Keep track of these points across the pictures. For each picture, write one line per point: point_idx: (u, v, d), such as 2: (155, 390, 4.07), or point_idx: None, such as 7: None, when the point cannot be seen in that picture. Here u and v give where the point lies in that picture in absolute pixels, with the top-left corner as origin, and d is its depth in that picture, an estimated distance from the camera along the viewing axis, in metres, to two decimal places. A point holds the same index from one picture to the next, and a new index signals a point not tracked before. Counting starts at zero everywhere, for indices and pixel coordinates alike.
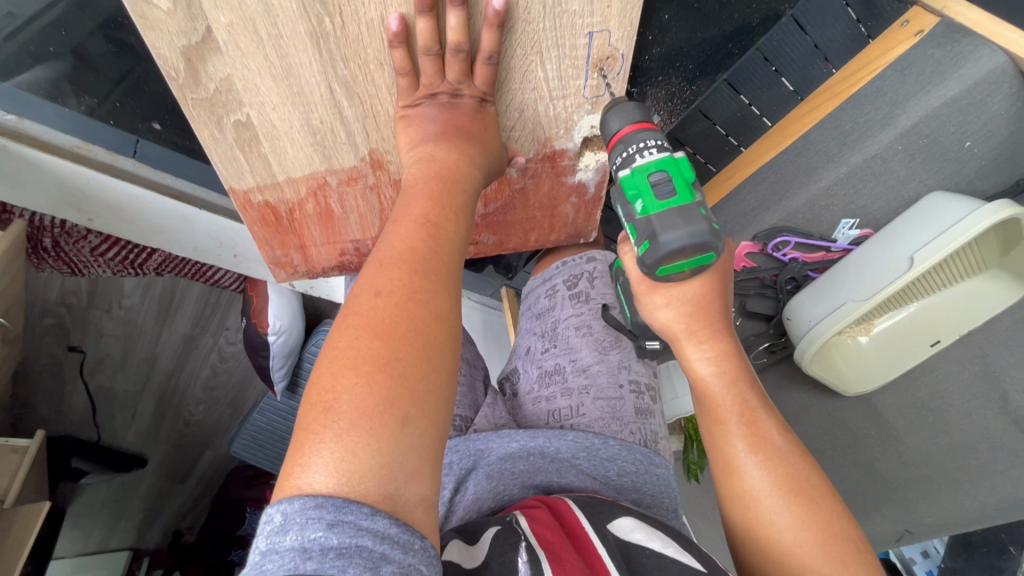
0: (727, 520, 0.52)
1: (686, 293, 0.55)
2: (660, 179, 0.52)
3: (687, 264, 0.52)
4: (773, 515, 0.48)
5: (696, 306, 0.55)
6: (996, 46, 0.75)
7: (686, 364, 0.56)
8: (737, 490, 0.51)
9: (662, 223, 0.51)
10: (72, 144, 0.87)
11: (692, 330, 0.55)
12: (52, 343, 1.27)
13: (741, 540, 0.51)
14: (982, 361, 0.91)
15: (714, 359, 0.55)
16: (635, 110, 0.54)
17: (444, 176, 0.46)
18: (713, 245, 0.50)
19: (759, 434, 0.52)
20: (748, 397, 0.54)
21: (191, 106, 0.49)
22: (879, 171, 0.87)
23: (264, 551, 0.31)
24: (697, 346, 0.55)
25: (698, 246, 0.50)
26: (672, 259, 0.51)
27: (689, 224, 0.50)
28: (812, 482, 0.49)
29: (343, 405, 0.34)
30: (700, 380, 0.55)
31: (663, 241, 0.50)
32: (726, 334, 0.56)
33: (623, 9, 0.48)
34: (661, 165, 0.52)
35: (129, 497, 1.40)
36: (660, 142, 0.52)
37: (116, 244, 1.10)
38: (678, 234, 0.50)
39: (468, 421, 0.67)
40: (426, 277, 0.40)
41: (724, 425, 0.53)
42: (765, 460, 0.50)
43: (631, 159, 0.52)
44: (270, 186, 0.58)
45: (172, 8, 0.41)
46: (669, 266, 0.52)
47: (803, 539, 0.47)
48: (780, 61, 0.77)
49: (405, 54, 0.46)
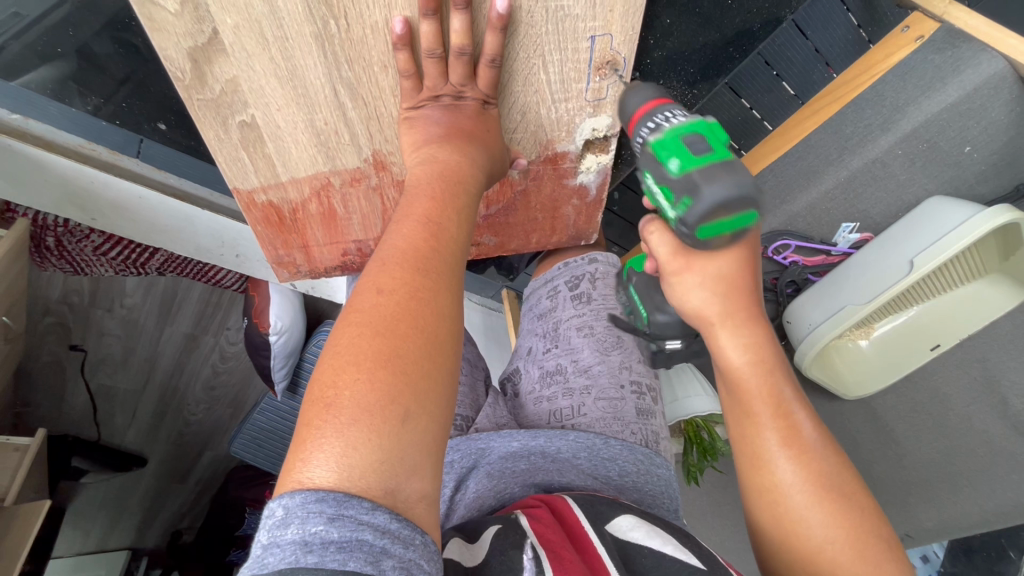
0: (753, 514, 0.52)
1: (718, 269, 0.54)
2: (694, 139, 0.51)
3: (727, 222, 0.50)
4: (804, 511, 0.48)
5: (728, 286, 0.54)
6: (996, 52, 0.76)
7: (716, 348, 0.55)
8: (767, 485, 0.51)
9: (704, 176, 0.49)
10: (76, 144, 0.88)
11: (726, 313, 0.54)
12: (54, 342, 1.27)
13: (767, 535, 0.51)
14: (981, 366, 0.91)
15: (747, 345, 0.53)
16: (653, 88, 0.54)
17: (445, 176, 0.46)
18: (754, 199, 0.49)
19: (791, 426, 0.51)
20: (779, 387, 0.53)
21: (197, 107, 0.49)
22: (879, 175, 0.87)
23: (265, 544, 0.31)
24: (731, 330, 0.54)
25: (742, 198, 0.49)
26: (714, 215, 0.49)
27: (732, 175, 0.49)
28: (843, 478, 0.49)
29: (344, 401, 0.34)
30: (732, 367, 0.54)
31: (706, 192, 0.48)
32: (758, 319, 0.55)
33: (624, 14, 0.48)
34: (692, 128, 0.52)
35: (128, 497, 1.40)
36: (686, 111, 0.53)
37: (119, 243, 1.10)
38: (722, 185, 0.49)
39: (470, 420, 0.67)
40: (428, 276, 0.40)
41: (755, 416, 0.52)
42: (797, 455, 0.50)
43: (659, 127, 0.52)
44: (274, 186, 0.58)
45: (180, 10, 0.42)
46: (710, 226, 0.50)
47: (837, 536, 0.47)
48: (781, 66, 0.78)
49: (408, 56, 0.47)
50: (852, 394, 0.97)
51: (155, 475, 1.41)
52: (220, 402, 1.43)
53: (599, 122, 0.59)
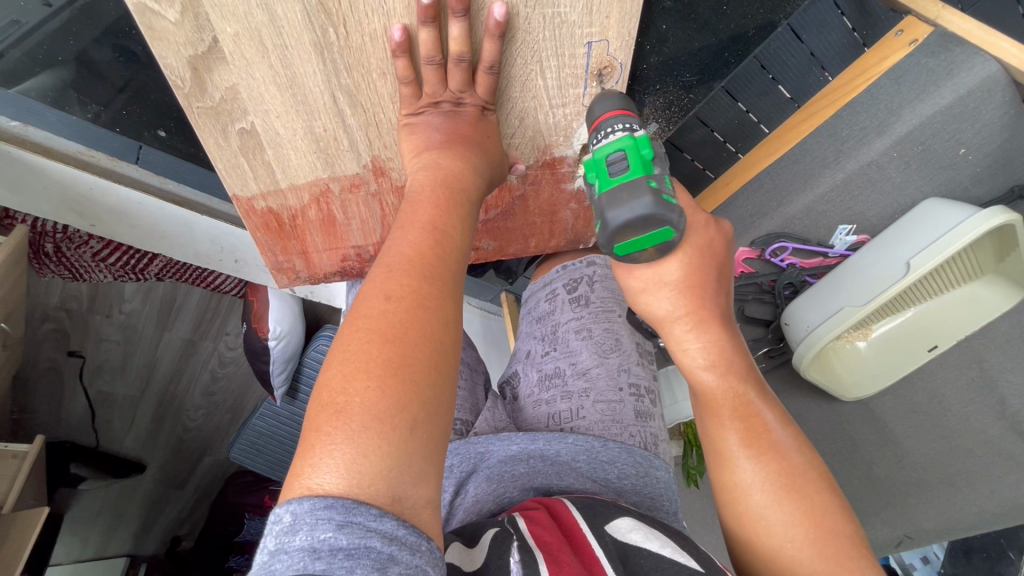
0: (721, 514, 0.53)
1: (666, 274, 0.54)
2: (615, 158, 0.50)
3: (640, 241, 0.50)
4: (763, 510, 0.49)
5: (686, 287, 0.55)
6: (990, 55, 0.77)
7: (679, 356, 0.56)
8: (730, 484, 0.52)
9: (609, 201, 0.50)
10: (76, 150, 0.88)
11: (683, 314, 0.55)
12: (52, 349, 1.28)
13: (734, 533, 0.52)
14: (979, 366, 0.92)
15: (705, 347, 0.55)
16: (619, 98, 0.54)
17: (448, 184, 0.47)
18: (660, 219, 0.48)
19: (753, 427, 0.53)
20: (741, 389, 0.54)
21: (197, 115, 0.49)
22: (875, 177, 0.88)
23: (273, 550, 0.31)
24: (687, 334, 0.55)
25: (645, 219, 0.48)
26: (622, 235, 0.50)
27: (634, 197, 0.48)
28: (807, 477, 0.50)
29: (355, 408, 0.35)
30: (692, 370, 0.56)
31: (609, 217, 0.49)
32: (716, 321, 0.55)
33: (621, 19, 0.49)
34: (620, 145, 0.51)
35: (127, 504, 1.39)
36: (629, 125, 0.51)
37: (118, 249, 1.11)
38: (621, 209, 0.48)
39: (469, 425, 0.68)
40: (434, 283, 0.40)
41: (718, 417, 0.54)
42: (758, 454, 0.51)
43: (593, 145, 0.53)
44: (273, 192, 0.59)
45: (180, 19, 0.42)
46: (623, 244, 0.50)
47: (795, 535, 0.48)
48: (776, 69, 0.78)
49: (407, 63, 0.47)
50: (851, 395, 0.98)
51: (154, 482, 1.41)
52: (220, 408, 1.43)
53: None
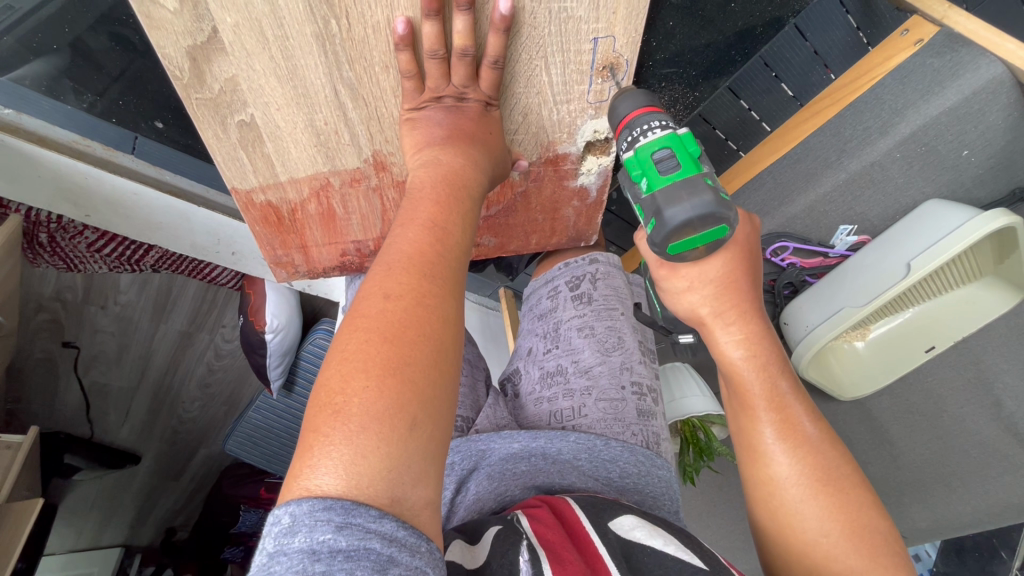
0: (751, 507, 0.53)
1: (708, 272, 0.53)
2: (664, 155, 0.51)
3: (696, 239, 0.50)
4: (799, 505, 0.49)
5: (721, 286, 0.53)
6: (994, 56, 0.76)
7: (713, 345, 0.55)
8: (763, 478, 0.52)
9: (666, 198, 0.50)
10: (70, 139, 0.86)
11: (719, 311, 0.54)
12: (47, 339, 1.27)
13: (763, 528, 0.52)
14: (976, 367, 0.92)
15: (745, 341, 0.53)
16: (643, 94, 0.53)
17: (450, 180, 0.46)
18: (721, 216, 0.49)
19: (789, 420, 0.52)
20: (778, 382, 0.53)
21: (195, 106, 0.48)
22: (877, 178, 0.87)
23: (272, 552, 0.31)
24: (725, 329, 0.54)
25: (706, 217, 0.49)
26: (681, 234, 0.50)
27: (694, 195, 0.49)
28: (841, 472, 0.50)
29: (353, 408, 0.34)
30: (729, 364, 0.54)
31: (668, 215, 0.49)
32: (756, 315, 0.54)
33: (628, 16, 0.48)
34: (664, 141, 0.51)
35: (121, 495, 1.39)
36: (665, 121, 0.52)
37: (113, 240, 1.10)
38: (683, 207, 0.49)
39: (470, 422, 0.67)
40: (434, 281, 0.40)
41: (753, 410, 0.53)
42: (793, 448, 0.51)
43: (634, 142, 0.52)
44: (273, 186, 0.58)
45: (178, 8, 0.41)
46: (678, 243, 0.51)
47: (830, 529, 0.48)
48: (780, 67, 0.77)
49: (410, 57, 0.46)
50: (846, 395, 0.98)
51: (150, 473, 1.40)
52: (216, 400, 1.42)
53: (601, 124, 0.59)
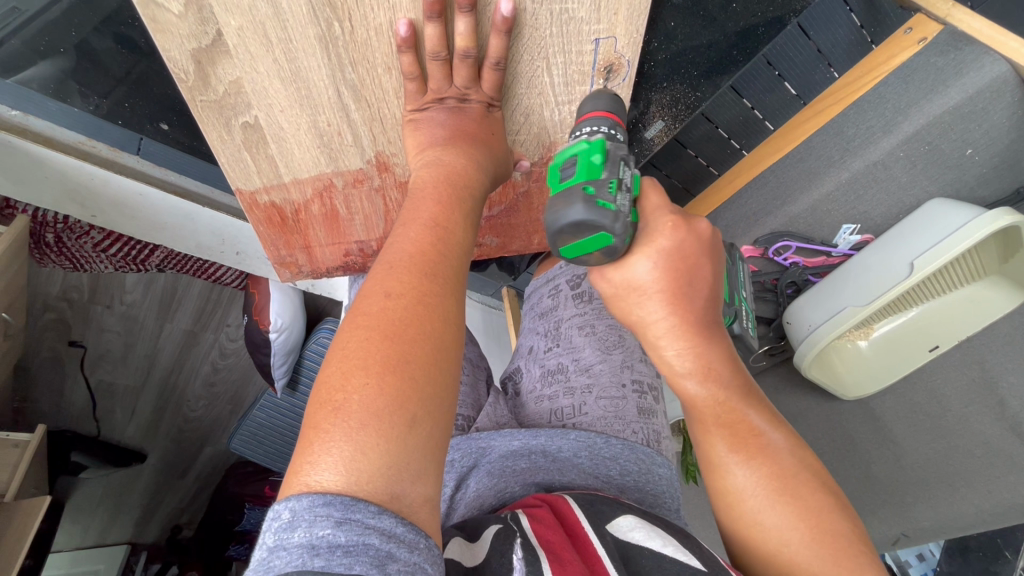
0: (718, 517, 0.51)
1: (642, 280, 0.47)
2: (570, 159, 0.47)
3: (579, 246, 0.45)
4: (760, 514, 0.47)
5: (663, 293, 0.47)
6: (997, 55, 0.75)
7: (658, 356, 0.51)
8: (723, 489, 0.49)
9: (551, 203, 0.46)
10: (76, 140, 0.87)
11: (661, 322, 0.49)
12: (54, 338, 1.27)
13: (733, 538, 0.49)
14: (980, 366, 0.92)
15: (686, 351, 0.49)
16: (600, 99, 0.50)
17: (451, 180, 0.46)
18: (597, 223, 0.43)
19: (740, 429, 0.49)
20: (727, 389, 0.50)
21: (200, 108, 0.49)
22: (880, 177, 0.87)
23: (272, 547, 0.31)
24: (667, 342, 0.49)
25: (581, 223, 0.44)
26: (562, 239, 0.46)
27: (570, 201, 0.44)
28: (801, 475, 0.47)
29: (353, 405, 0.34)
30: (674, 378, 0.51)
31: (547, 219, 0.46)
32: (695, 319, 0.49)
33: (629, 17, 0.48)
34: (578, 145, 0.47)
35: (128, 493, 1.40)
36: (596, 127, 0.48)
37: (118, 241, 1.11)
38: (561, 212, 0.45)
39: (471, 420, 0.68)
40: (435, 280, 0.40)
41: (705, 422, 0.50)
42: (749, 457, 0.48)
43: (559, 146, 0.50)
44: (277, 186, 0.58)
45: (183, 12, 0.42)
46: (567, 247, 0.46)
47: (793, 537, 0.45)
48: (783, 66, 0.78)
49: (413, 59, 0.46)
50: (851, 395, 0.98)
51: (156, 471, 1.41)
52: (220, 399, 1.43)
53: None
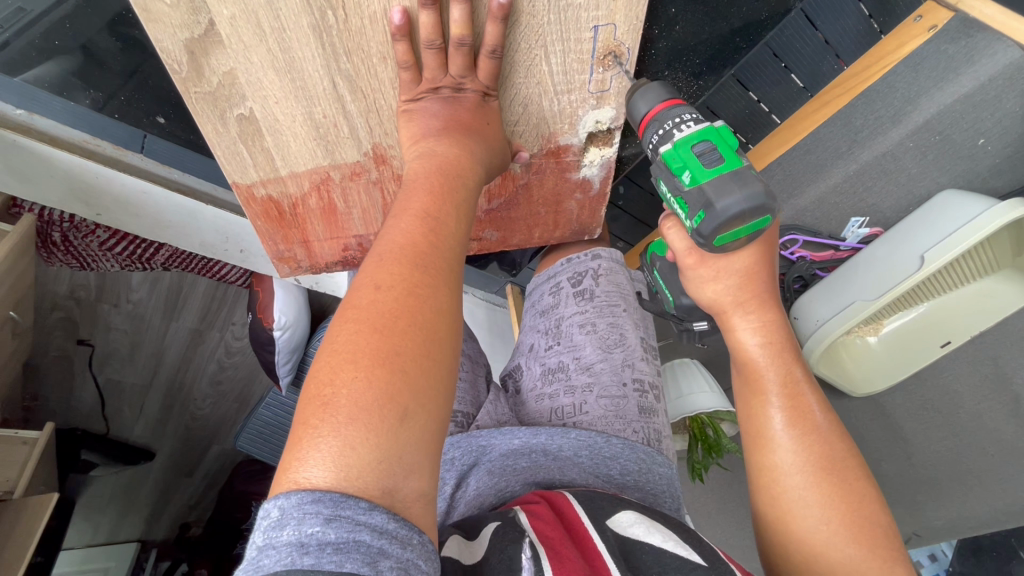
0: (754, 498, 0.52)
1: (734, 264, 0.54)
2: (705, 149, 0.51)
3: (743, 230, 0.50)
4: (801, 492, 0.48)
5: (745, 277, 0.55)
6: (1011, 41, 0.73)
7: (731, 333, 0.56)
8: (767, 464, 0.51)
9: (716, 191, 0.49)
10: (81, 139, 0.87)
11: (740, 301, 0.55)
12: (62, 336, 1.28)
13: (764, 519, 0.51)
14: (993, 364, 0.89)
15: (761, 329, 0.54)
16: (661, 87, 0.53)
17: (444, 171, 0.45)
18: (770, 208, 0.49)
19: (799, 407, 0.52)
20: (792, 369, 0.54)
21: (194, 100, 0.48)
22: (889, 168, 0.86)
23: (261, 546, 0.30)
24: (743, 316, 0.55)
25: (756, 209, 0.49)
26: (731, 226, 0.49)
27: (744, 187, 0.49)
28: (847, 464, 0.49)
29: (342, 400, 0.34)
30: (744, 351, 0.55)
31: (721, 207, 0.48)
32: (773, 305, 0.55)
33: (629, 3, 0.47)
34: (703, 136, 0.51)
35: (137, 491, 1.41)
36: (696, 115, 0.52)
37: (124, 239, 1.11)
38: (735, 199, 0.48)
39: (470, 417, 0.67)
40: (426, 272, 0.39)
41: (764, 395, 0.53)
42: (801, 434, 0.50)
43: (670, 136, 0.52)
44: (274, 180, 0.58)
45: (175, 1, 0.41)
46: (726, 235, 0.50)
47: (830, 517, 0.46)
48: (790, 57, 0.76)
49: (407, 47, 0.46)
50: (860, 391, 0.98)
51: (164, 469, 1.42)
52: (227, 397, 1.43)
53: (603, 114, 0.59)
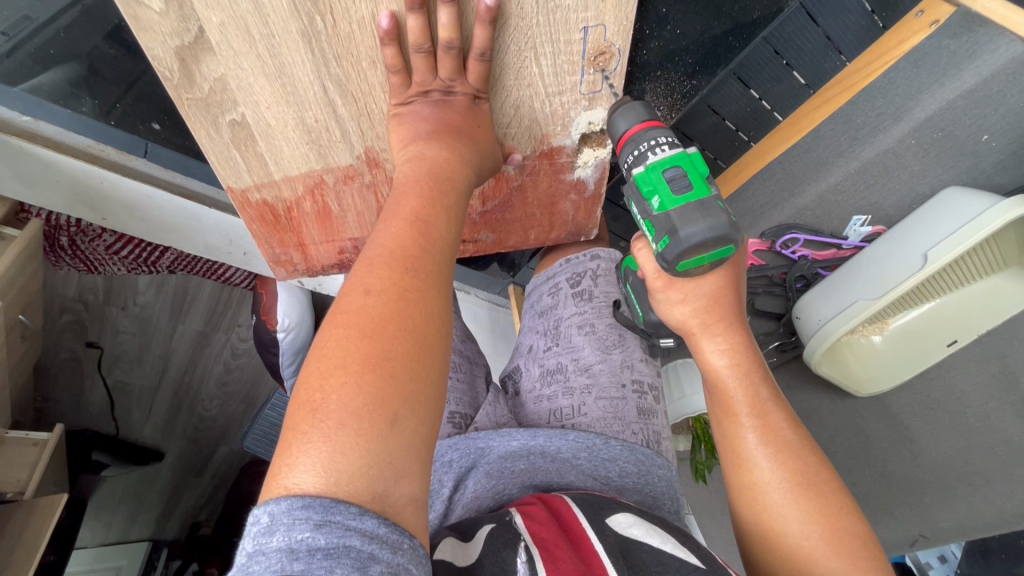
0: (738, 514, 0.52)
1: (702, 287, 0.54)
2: (676, 175, 0.52)
3: (706, 257, 0.51)
4: (781, 508, 0.48)
5: (711, 301, 0.55)
6: (1013, 36, 0.71)
7: (700, 356, 0.56)
8: (746, 482, 0.50)
9: (682, 218, 0.50)
10: (84, 145, 0.88)
11: (706, 324, 0.55)
12: (71, 339, 1.30)
13: (749, 535, 0.50)
14: (1000, 362, 0.88)
15: (729, 351, 0.54)
16: (642, 107, 0.53)
17: (434, 174, 0.45)
18: (733, 238, 0.50)
19: (769, 424, 0.51)
20: (759, 390, 0.53)
21: (186, 106, 0.49)
22: (892, 166, 0.85)
23: (251, 552, 0.30)
24: (711, 339, 0.54)
25: (719, 239, 0.50)
26: (694, 253, 0.50)
27: (709, 217, 0.50)
28: (822, 477, 0.48)
29: (331, 405, 0.34)
30: (713, 373, 0.55)
31: (684, 234, 0.50)
32: (739, 327, 0.55)
33: (618, 4, 0.47)
34: (675, 161, 0.52)
35: (147, 491, 1.42)
36: (671, 138, 0.52)
37: (130, 242, 1.13)
38: (699, 227, 0.49)
39: (468, 418, 0.67)
40: (415, 276, 0.39)
41: (736, 416, 0.53)
42: (775, 451, 0.50)
43: (643, 158, 0.52)
44: (268, 184, 0.58)
45: (164, 9, 0.42)
46: (688, 261, 0.51)
47: (811, 532, 0.46)
48: (791, 54, 0.75)
49: (396, 51, 0.46)
50: (864, 391, 0.96)
51: (173, 469, 1.43)
52: (234, 398, 1.45)
53: (595, 115, 0.58)
